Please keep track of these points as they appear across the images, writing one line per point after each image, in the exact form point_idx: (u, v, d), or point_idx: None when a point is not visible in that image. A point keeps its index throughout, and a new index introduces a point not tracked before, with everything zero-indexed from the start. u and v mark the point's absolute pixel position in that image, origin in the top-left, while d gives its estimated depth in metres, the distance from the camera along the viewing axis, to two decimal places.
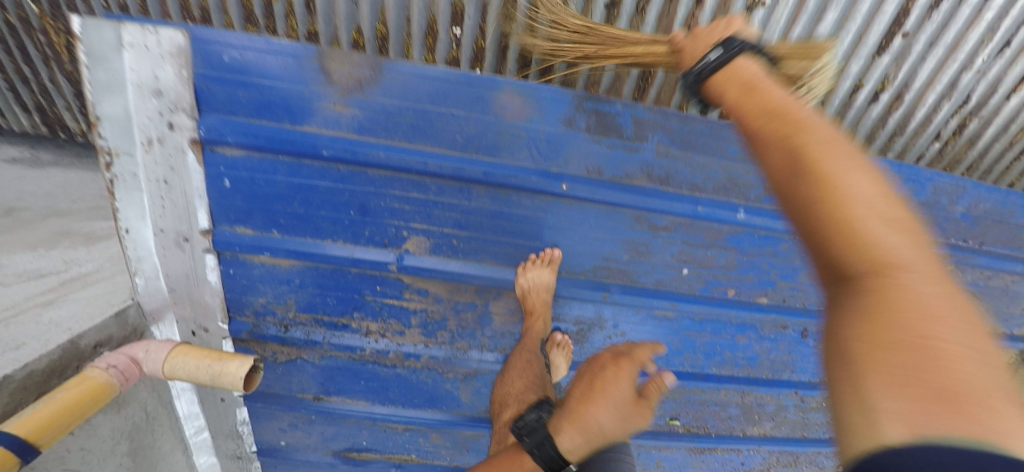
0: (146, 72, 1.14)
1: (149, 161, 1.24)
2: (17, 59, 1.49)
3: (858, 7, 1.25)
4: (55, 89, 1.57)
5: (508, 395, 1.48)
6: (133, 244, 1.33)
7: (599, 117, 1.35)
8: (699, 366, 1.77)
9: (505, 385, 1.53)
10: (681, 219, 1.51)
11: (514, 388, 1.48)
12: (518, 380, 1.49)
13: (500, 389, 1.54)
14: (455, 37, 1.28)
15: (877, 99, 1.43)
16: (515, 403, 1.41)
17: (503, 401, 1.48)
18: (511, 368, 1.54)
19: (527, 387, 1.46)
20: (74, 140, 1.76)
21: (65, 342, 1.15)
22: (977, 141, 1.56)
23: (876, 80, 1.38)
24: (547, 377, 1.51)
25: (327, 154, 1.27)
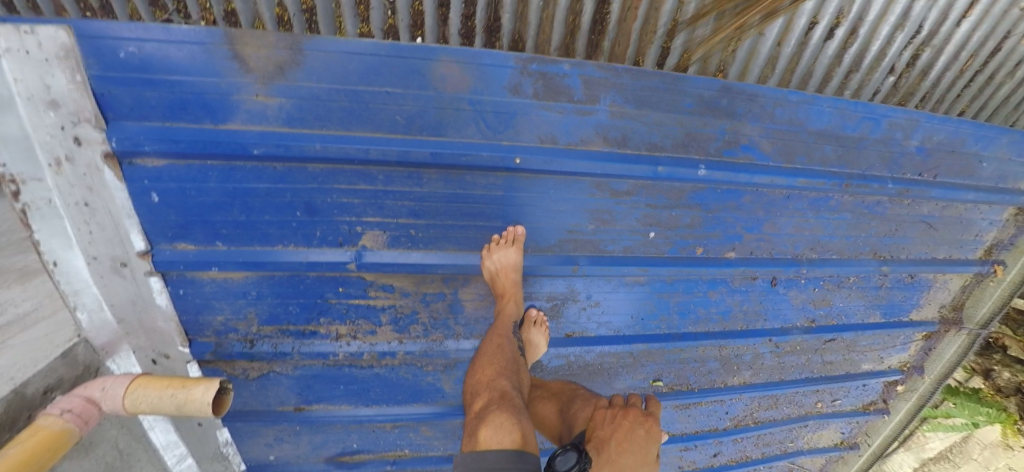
0: (35, 82, 1.03)
1: (62, 184, 1.14)
2: None
3: None
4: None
5: (477, 384, 1.38)
6: (64, 277, 1.22)
7: (545, 81, 1.29)
8: (677, 326, 1.77)
9: (475, 375, 1.43)
10: (644, 181, 1.47)
11: (484, 376, 1.39)
12: (488, 368, 1.40)
13: (469, 380, 1.44)
14: (389, 1, 1.09)
15: (833, 35, 1.31)
16: (486, 391, 1.33)
17: (473, 392, 1.38)
18: (481, 355, 1.46)
19: (498, 373, 1.39)
20: None
21: (7, 393, 1.06)
22: (932, 71, 1.45)
23: (831, 15, 1.26)
24: (518, 358, 1.46)
25: (259, 153, 1.19)
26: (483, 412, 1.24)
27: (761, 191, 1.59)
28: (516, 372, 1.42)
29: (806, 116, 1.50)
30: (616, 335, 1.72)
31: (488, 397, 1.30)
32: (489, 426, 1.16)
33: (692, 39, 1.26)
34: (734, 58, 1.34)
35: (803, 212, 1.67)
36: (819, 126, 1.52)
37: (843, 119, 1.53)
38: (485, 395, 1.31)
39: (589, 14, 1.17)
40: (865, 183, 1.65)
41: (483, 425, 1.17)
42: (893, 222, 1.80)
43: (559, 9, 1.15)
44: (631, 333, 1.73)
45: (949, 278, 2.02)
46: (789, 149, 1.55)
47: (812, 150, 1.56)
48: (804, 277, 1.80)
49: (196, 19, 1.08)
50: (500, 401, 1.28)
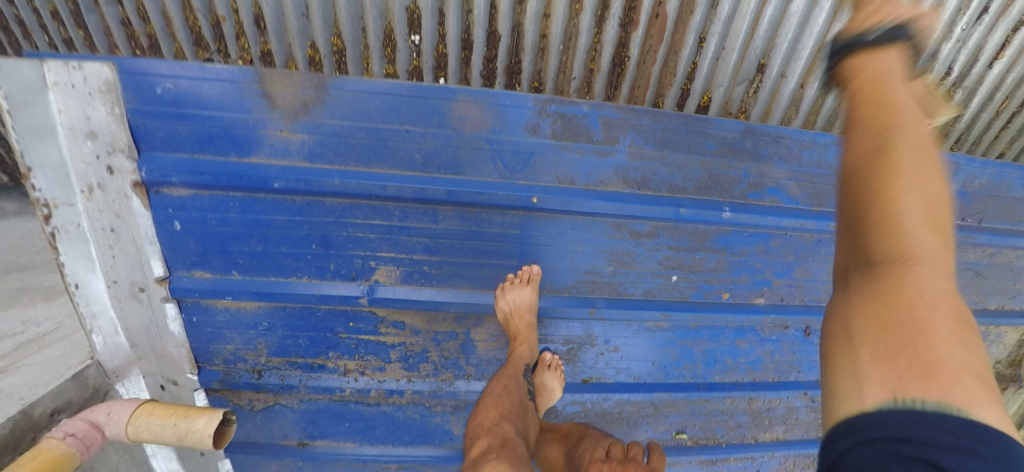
0: (77, 113, 1.11)
1: (92, 209, 1.19)
2: None
3: None
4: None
5: (479, 428, 1.28)
6: (83, 299, 1.27)
7: (564, 121, 1.28)
8: (701, 376, 1.66)
9: (478, 416, 1.34)
10: (665, 222, 1.42)
11: (486, 420, 1.29)
12: (492, 410, 1.31)
13: (471, 421, 1.34)
14: (414, 44, 1.19)
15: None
16: (487, 436, 1.23)
17: (474, 435, 1.29)
18: (486, 396, 1.38)
19: (502, 417, 1.29)
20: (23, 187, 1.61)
21: (16, 413, 1.07)
22: (966, 113, 1.46)
23: None
24: (526, 403, 1.37)
25: (279, 186, 1.21)
26: (480, 459, 1.15)
27: (790, 234, 1.52)
28: (522, 417, 1.33)
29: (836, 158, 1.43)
30: (634, 382, 1.62)
31: (488, 443, 1.20)
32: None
33: (711, 80, 1.31)
34: (757, 100, 1.36)
35: None
36: None
37: None
38: (484, 440, 1.22)
39: (608, 56, 1.23)
40: None
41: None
42: None
43: (579, 50, 1.22)
44: (652, 382, 1.63)
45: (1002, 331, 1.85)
46: (821, 194, 1.47)
47: None
48: None
49: (234, 58, 1.20)
50: (499, 450, 1.17)
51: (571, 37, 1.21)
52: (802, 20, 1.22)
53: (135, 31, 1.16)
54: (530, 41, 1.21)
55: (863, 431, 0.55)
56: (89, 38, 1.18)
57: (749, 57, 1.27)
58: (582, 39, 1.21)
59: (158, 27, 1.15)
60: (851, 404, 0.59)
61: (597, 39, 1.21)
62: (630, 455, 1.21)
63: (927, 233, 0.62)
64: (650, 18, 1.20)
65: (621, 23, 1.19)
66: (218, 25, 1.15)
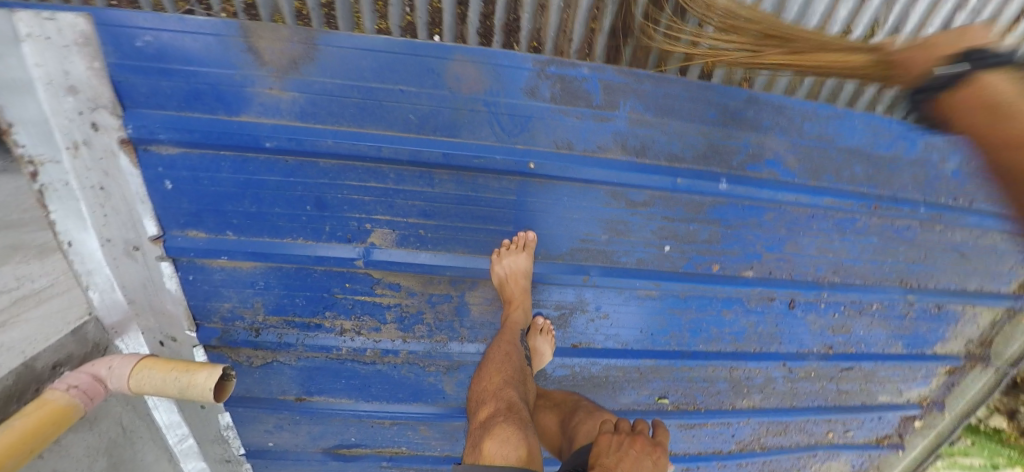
0: (55, 68, 1.05)
1: (79, 167, 1.16)
2: None
3: None
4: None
5: (483, 392, 1.35)
6: (78, 257, 1.26)
7: (564, 84, 1.25)
8: (688, 344, 1.71)
9: (481, 381, 1.39)
10: (662, 192, 1.42)
11: (490, 384, 1.35)
12: (495, 376, 1.36)
13: (475, 385, 1.40)
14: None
15: (866, 46, 1.30)
16: (493, 400, 1.30)
17: (479, 400, 1.35)
18: (488, 362, 1.42)
19: (505, 383, 1.34)
20: None
21: (19, 367, 1.09)
22: None
23: (865, 25, 1.27)
24: (525, 369, 1.42)
25: (271, 146, 1.18)
26: (488, 423, 1.22)
27: (785, 208, 1.52)
28: (523, 382, 1.38)
29: (836, 132, 1.44)
30: (623, 348, 1.67)
31: (494, 408, 1.27)
32: (493, 439, 1.14)
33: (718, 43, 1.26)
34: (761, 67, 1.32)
35: (828, 233, 1.59)
36: (849, 143, 1.46)
37: (875, 137, 1.46)
38: (491, 405, 1.28)
39: (611, 16, 1.17)
40: (897, 206, 1.57)
41: (488, 438, 1.15)
42: (923, 249, 1.71)
43: (581, 10, 1.15)
44: (639, 348, 1.68)
45: (979, 312, 1.90)
46: (817, 167, 1.48)
47: (841, 168, 1.49)
48: (825, 301, 1.72)
49: (216, 11, 1.10)
50: (506, 413, 1.24)
51: None
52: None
53: None
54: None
55: None
56: None
57: None
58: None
59: None
60: None
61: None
62: (633, 426, 1.24)
63: None
64: None
65: None
66: None
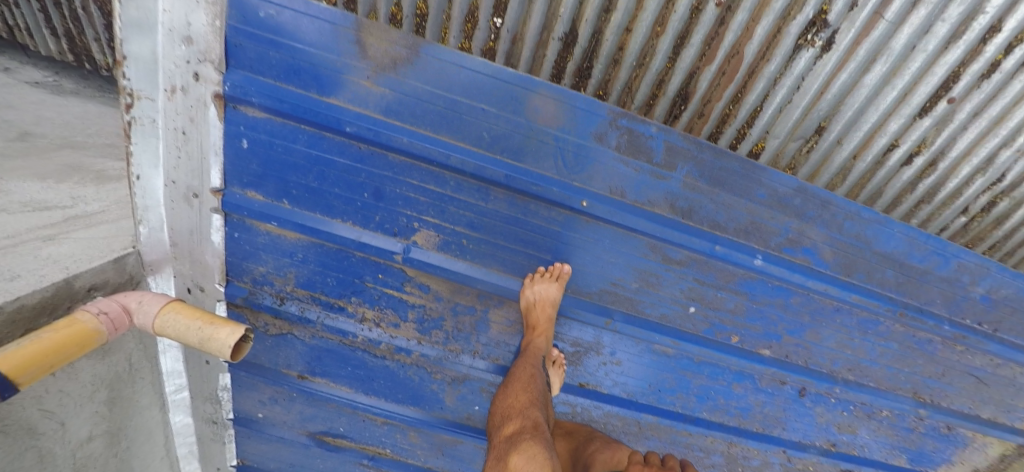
0: (180, 17, 1.14)
1: (169, 109, 1.23)
2: None
3: (908, 64, 1.23)
4: (85, 17, 1.67)
5: (509, 408, 1.42)
6: (141, 191, 1.32)
7: (630, 137, 1.32)
8: (691, 409, 1.71)
9: (506, 398, 1.47)
10: (698, 255, 1.48)
11: (517, 402, 1.42)
12: (521, 395, 1.42)
13: (501, 401, 1.47)
14: (495, 26, 1.26)
15: (911, 162, 1.40)
16: (520, 418, 1.38)
17: (505, 415, 1.43)
18: (513, 380, 1.47)
19: (531, 402, 1.41)
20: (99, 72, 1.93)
21: (61, 281, 1.12)
22: (1008, 222, 1.52)
23: (913, 142, 1.36)
24: (546, 392, 1.47)
25: (351, 131, 1.26)
26: (513, 438, 1.31)
27: (812, 296, 1.56)
28: (546, 404, 1.45)
29: (874, 236, 1.48)
30: (626, 398, 1.68)
31: (521, 425, 1.35)
32: (521, 454, 1.24)
33: (770, 129, 1.36)
34: (807, 160, 1.42)
35: (849, 330, 1.63)
36: (885, 249, 1.50)
37: (911, 249, 1.51)
38: (517, 422, 1.37)
39: (676, 83, 1.29)
40: (920, 317, 1.63)
41: (514, 452, 1.25)
42: (940, 367, 1.73)
43: (651, 72, 1.28)
44: (643, 402, 1.69)
45: (988, 442, 1.89)
46: (850, 264, 1.52)
47: (873, 270, 1.53)
48: (834, 396, 1.73)
49: None
50: (533, 432, 1.32)
51: (648, 48, 1.25)
52: (869, 95, 1.28)
53: None
54: (606, 51, 1.26)
55: None
56: None
57: (810, 117, 1.33)
58: (657, 61, 1.26)
59: None
60: None
61: (669, 65, 1.27)
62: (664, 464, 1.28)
63: None
64: (726, 56, 1.25)
65: (698, 55, 1.25)
66: None
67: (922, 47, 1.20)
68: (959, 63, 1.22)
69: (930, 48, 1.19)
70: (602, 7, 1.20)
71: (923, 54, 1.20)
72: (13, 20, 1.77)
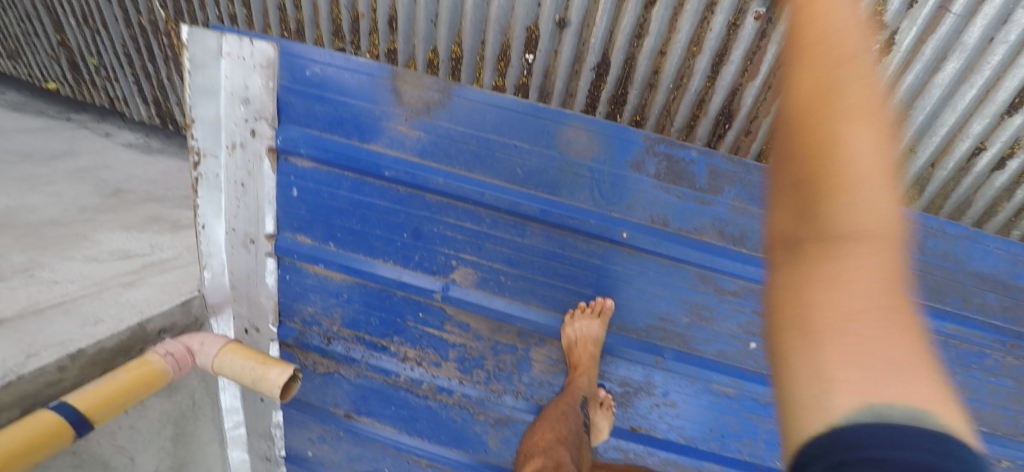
0: (239, 81, 1.26)
1: (231, 164, 1.34)
2: (144, 58, 1.81)
3: (986, 58, 1.10)
4: (170, 85, 1.86)
5: (534, 447, 1.34)
6: (206, 239, 1.43)
7: (669, 163, 1.27)
8: (761, 457, 1.53)
9: (535, 436, 1.39)
10: (756, 285, 1.36)
11: (542, 440, 1.33)
12: (548, 433, 1.34)
13: (529, 439, 1.40)
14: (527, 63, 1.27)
15: (1004, 166, 1.23)
16: (542, 456, 1.27)
17: (528, 454, 1.34)
18: (544, 419, 1.40)
19: (557, 442, 1.30)
20: (179, 133, 2.09)
21: (135, 325, 1.22)
22: None
23: (1003, 143, 1.19)
24: (581, 433, 1.35)
25: (389, 175, 1.30)
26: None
27: None
28: (578, 445, 1.33)
29: (965, 254, 1.29)
30: (683, 444, 1.53)
31: (541, 464, 1.24)
32: None
33: None
34: None
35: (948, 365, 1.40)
36: (983, 269, 1.30)
37: (1015, 267, 1.30)
38: (537, 461, 1.26)
39: (718, 102, 1.23)
40: None
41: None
42: None
43: (690, 93, 1.23)
44: (704, 448, 1.53)
45: None
46: (940, 289, 1.32)
47: (971, 294, 1.32)
48: None
49: (363, 51, 1.37)
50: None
51: (686, 69, 1.20)
52: (944, 95, 1.15)
53: (287, 15, 1.37)
54: (640, 76, 1.23)
55: (825, 457, 0.46)
56: (250, 16, 1.43)
57: None
58: (695, 81, 1.21)
59: (307, 15, 1.34)
60: (819, 416, 0.49)
61: (709, 85, 1.21)
62: None
63: (868, 211, 0.51)
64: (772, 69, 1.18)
65: (740, 71, 1.18)
66: (356, 20, 1.31)
67: (1002, 38, 1.07)
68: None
69: (1011, 38, 1.06)
70: (635, 28, 1.16)
71: (1004, 46, 1.07)
72: (114, 92, 2.01)
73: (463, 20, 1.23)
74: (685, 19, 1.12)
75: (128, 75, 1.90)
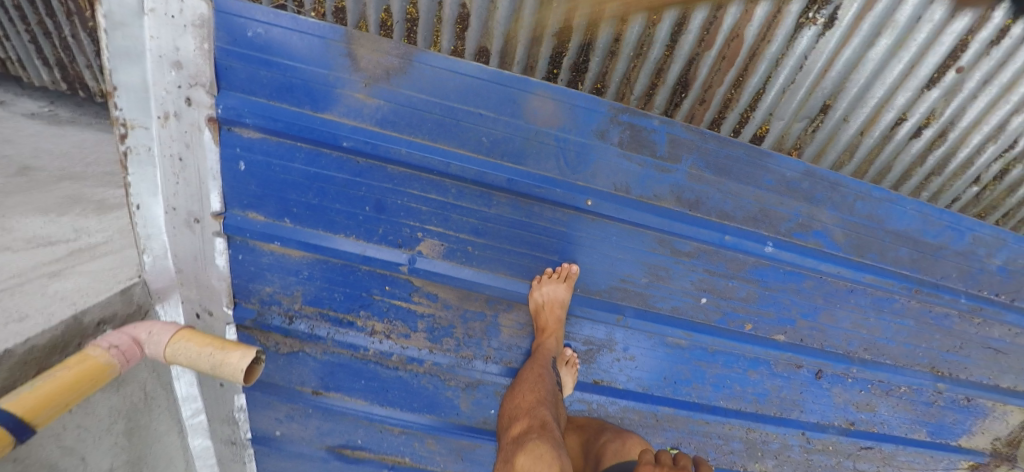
0: (167, 42, 1.13)
1: (164, 136, 1.22)
2: (41, 13, 1.58)
3: (913, 35, 1.19)
4: (76, 45, 1.65)
5: (517, 409, 1.41)
6: (142, 220, 1.30)
7: (632, 132, 1.31)
8: (708, 398, 1.70)
9: (515, 398, 1.45)
10: (708, 246, 1.46)
11: (524, 402, 1.40)
12: (529, 395, 1.41)
13: (510, 402, 1.46)
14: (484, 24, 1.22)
15: (919, 135, 1.37)
16: (527, 417, 1.35)
17: (513, 416, 1.40)
18: (522, 381, 1.46)
19: (539, 402, 1.38)
20: (93, 99, 1.89)
21: (69, 318, 1.11)
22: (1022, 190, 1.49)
23: (921, 115, 1.32)
24: (557, 392, 1.45)
25: (347, 146, 1.24)
26: (521, 439, 1.27)
27: (824, 279, 1.55)
28: (555, 403, 1.41)
29: (886, 214, 1.47)
30: (641, 392, 1.67)
31: (528, 424, 1.32)
32: (527, 454, 1.19)
33: (774, 111, 1.34)
34: (813, 139, 1.40)
35: (863, 309, 1.61)
36: (897, 226, 1.49)
37: (924, 224, 1.50)
38: (524, 422, 1.33)
39: (675, 72, 1.27)
40: (936, 292, 1.61)
41: (521, 452, 1.21)
42: (958, 340, 1.72)
43: (649, 62, 1.25)
44: (658, 395, 1.67)
45: (1008, 410, 1.87)
46: (862, 244, 1.51)
47: (886, 249, 1.52)
48: (851, 376, 1.72)
49: (307, 9, 1.25)
50: (540, 431, 1.28)
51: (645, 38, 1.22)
52: (875, 70, 1.25)
53: None
54: (601, 43, 1.22)
55: None
56: None
57: (814, 96, 1.30)
58: (655, 50, 1.23)
59: None
60: None
61: (666, 55, 1.24)
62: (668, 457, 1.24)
63: None
64: (726, 39, 1.22)
65: (697, 41, 1.22)
66: None
67: (928, 17, 1.16)
68: (967, 31, 1.18)
69: (935, 18, 1.15)
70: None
71: (929, 24, 1.16)
72: (6, 53, 1.74)
73: None
74: None
75: (20, 32, 1.66)
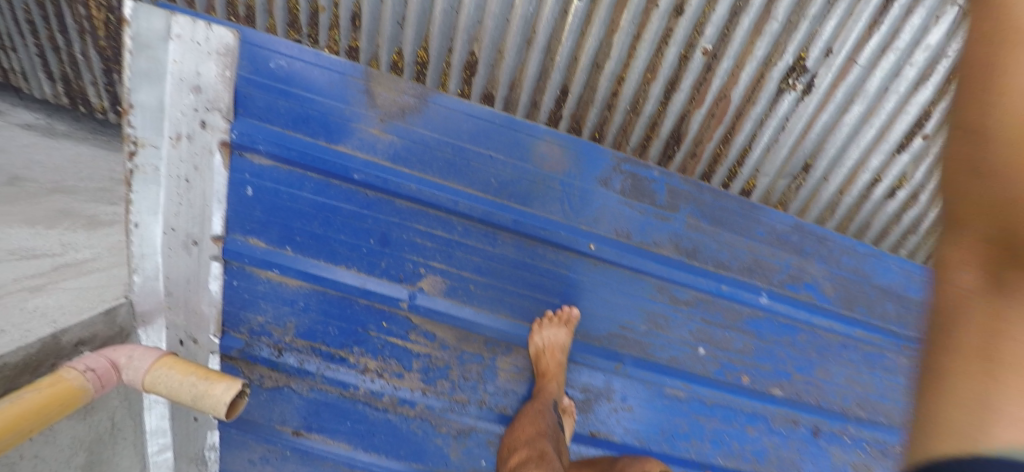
0: (190, 67, 1.15)
1: (173, 157, 1.20)
2: (55, 29, 1.65)
3: (881, 105, 1.28)
4: (83, 61, 1.71)
5: (516, 441, 1.35)
6: (138, 239, 1.26)
7: (634, 181, 1.35)
8: (706, 455, 1.63)
9: (516, 431, 1.39)
10: (706, 295, 1.47)
11: (523, 434, 1.35)
12: (528, 427, 1.35)
13: (512, 435, 1.41)
14: (493, 70, 1.28)
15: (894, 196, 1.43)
16: (527, 448, 1.28)
17: (513, 448, 1.34)
18: (523, 415, 1.41)
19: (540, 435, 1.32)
20: (94, 116, 1.90)
21: (48, 336, 1.00)
22: None
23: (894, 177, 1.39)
24: (560, 430, 1.39)
25: (358, 178, 1.26)
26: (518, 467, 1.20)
27: (818, 333, 1.57)
28: (558, 440, 1.34)
29: (872, 269, 1.54)
30: (639, 446, 1.59)
31: (527, 455, 1.25)
32: None
33: (759, 168, 1.40)
34: (797, 195, 1.45)
35: (858, 365, 1.61)
36: (882, 282, 1.56)
37: (908, 281, 1.57)
38: (523, 452, 1.27)
39: (669, 125, 1.33)
40: None
41: None
42: None
43: (644, 116, 1.32)
44: (655, 450, 1.60)
45: None
46: (852, 298, 1.55)
47: (873, 304, 1.57)
48: (849, 435, 1.68)
49: (321, 45, 1.32)
50: (538, 462, 1.21)
51: (642, 92, 1.28)
52: (846, 135, 1.33)
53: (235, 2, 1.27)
54: (601, 96, 1.29)
55: None
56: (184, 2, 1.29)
57: (795, 156, 1.37)
58: (649, 105, 1.30)
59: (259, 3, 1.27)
60: None
61: (663, 107, 1.30)
62: None
63: None
64: (715, 99, 1.29)
65: (688, 99, 1.29)
66: (316, 13, 1.26)
67: (894, 89, 1.25)
68: (928, 104, 1.26)
69: (901, 90, 1.25)
70: (593, 61, 1.24)
71: (894, 95, 1.26)
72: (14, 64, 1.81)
73: (430, 26, 1.22)
74: (643, 45, 1.20)
75: (29, 45, 1.73)
